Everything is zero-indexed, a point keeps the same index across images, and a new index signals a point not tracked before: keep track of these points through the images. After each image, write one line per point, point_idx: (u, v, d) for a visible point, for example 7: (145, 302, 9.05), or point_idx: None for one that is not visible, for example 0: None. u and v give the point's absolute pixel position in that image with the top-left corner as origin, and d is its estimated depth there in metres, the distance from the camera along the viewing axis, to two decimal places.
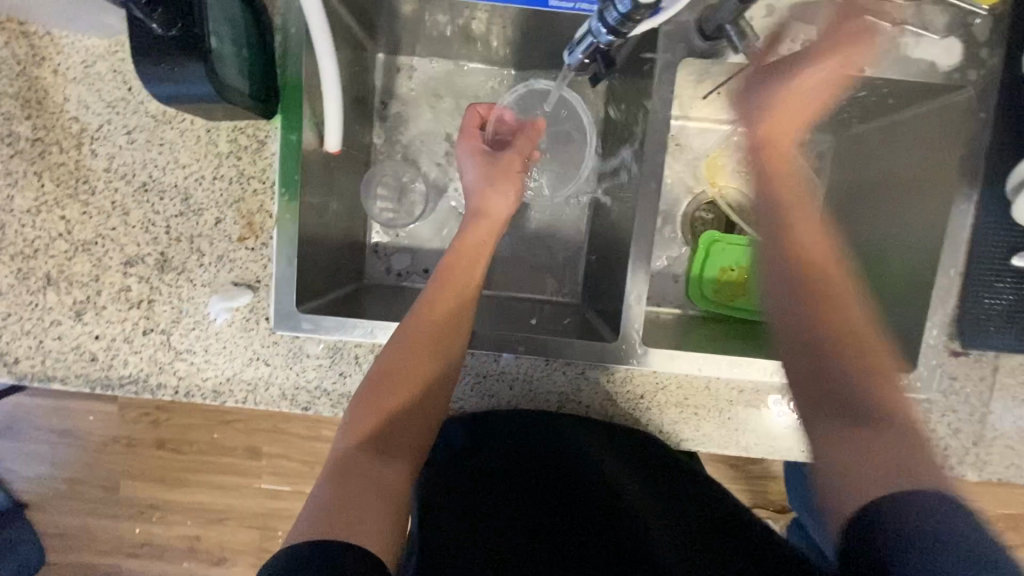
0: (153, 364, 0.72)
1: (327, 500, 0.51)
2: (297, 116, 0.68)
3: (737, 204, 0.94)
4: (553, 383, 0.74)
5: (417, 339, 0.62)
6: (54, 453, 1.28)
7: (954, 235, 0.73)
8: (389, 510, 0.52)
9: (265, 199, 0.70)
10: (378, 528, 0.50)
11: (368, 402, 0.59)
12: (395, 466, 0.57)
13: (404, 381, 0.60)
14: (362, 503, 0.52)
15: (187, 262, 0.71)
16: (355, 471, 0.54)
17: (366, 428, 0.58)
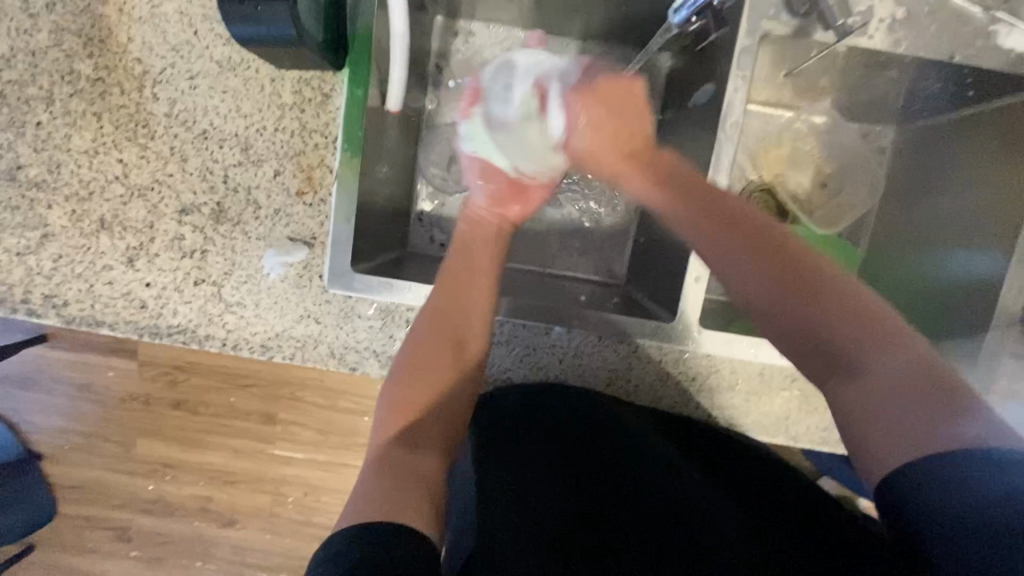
0: (202, 315, 0.72)
1: (369, 486, 0.49)
2: (364, 70, 0.66)
3: (792, 193, 0.92)
4: (604, 360, 0.73)
5: (428, 341, 0.62)
6: (74, 406, 1.28)
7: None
8: (425, 492, 0.50)
9: (327, 155, 0.69)
10: (416, 505, 0.48)
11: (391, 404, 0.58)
12: (426, 460, 0.53)
13: (428, 374, 0.60)
14: (401, 487, 0.49)
15: (243, 214, 0.70)
16: (390, 462, 0.52)
17: (396, 422, 0.56)
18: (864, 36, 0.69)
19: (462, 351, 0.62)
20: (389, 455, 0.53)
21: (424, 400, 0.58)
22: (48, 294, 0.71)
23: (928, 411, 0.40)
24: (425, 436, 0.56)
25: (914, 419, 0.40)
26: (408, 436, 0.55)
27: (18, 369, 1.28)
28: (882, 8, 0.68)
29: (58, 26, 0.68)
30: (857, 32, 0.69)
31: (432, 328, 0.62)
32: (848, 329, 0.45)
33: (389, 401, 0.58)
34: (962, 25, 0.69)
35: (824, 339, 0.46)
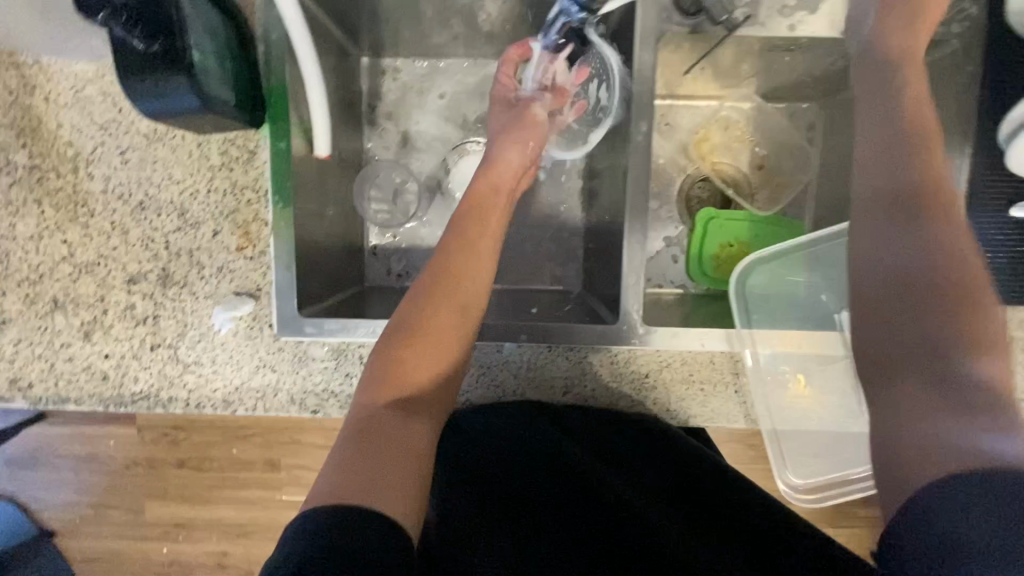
0: (162, 379, 0.74)
1: (349, 456, 0.49)
2: (283, 123, 0.69)
3: (731, 179, 0.94)
4: (557, 370, 0.75)
5: (440, 309, 0.60)
6: (79, 478, 1.30)
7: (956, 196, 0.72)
8: (414, 473, 0.50)
9: (259, 208, 0.71)
10: (403, 487, 0.48)
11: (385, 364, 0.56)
12: (420, 428, 0.53)
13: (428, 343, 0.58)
14: (390, 460, 0.49)
15: (188, 276, 0.72)
16: (376, 431, 0.51)
17: (391, 389, 0.55)
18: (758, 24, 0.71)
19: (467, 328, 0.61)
20: (374, 423, 0.52)
21: (427, 373, 0.57)
22: (12, 378, 0.73)
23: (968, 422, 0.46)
24: (418, 406, 0.55)
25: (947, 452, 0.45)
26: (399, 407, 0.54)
27: (22, 450, 1.30)
28: None
29: None
30: (750, 22, 0.71)
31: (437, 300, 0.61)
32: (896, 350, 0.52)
33: (381, 363, 0.56)
34: None
35: (932, 362, 0.50)
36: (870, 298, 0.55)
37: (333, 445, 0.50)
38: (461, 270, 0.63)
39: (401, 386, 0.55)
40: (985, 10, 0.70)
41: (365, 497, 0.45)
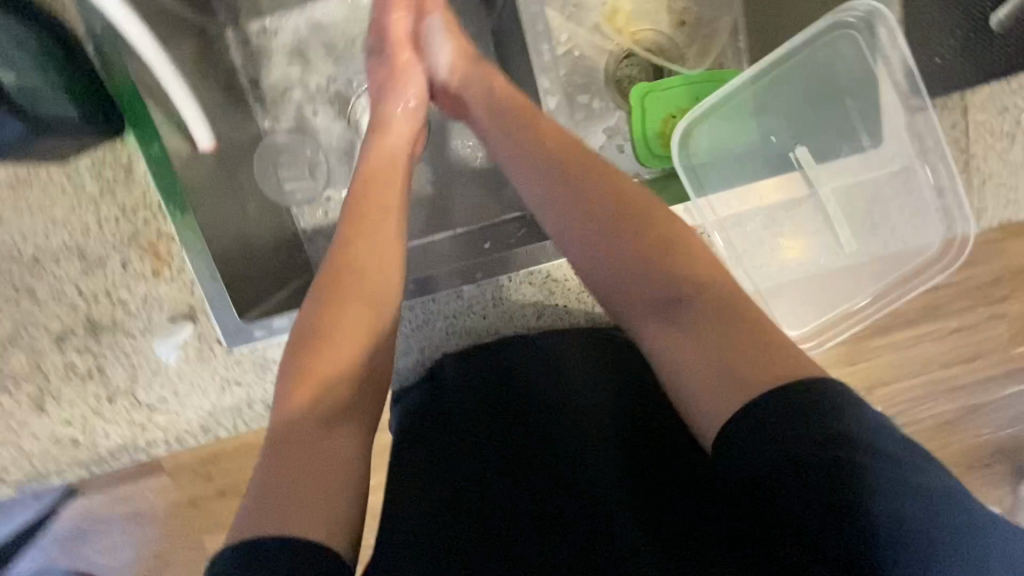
0: (133, 426, 0.71)
1: (265, 486, 0.40)
2: (148, 123, 0.61)
3: (655, 46, 0.86)
4: (524, 299, 0.71)
5: (348, 299, 0.49)
6: None
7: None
8: (344, 491, 0.41)
9: (160, 224, 0.65)
10: (332, 512, 0.40)
11: (292, 369, 0.46)
12: (341, 439, 0.44)
13: (342, 336, 0.47)
14: (313, 484, 0.40)
15: (115, 316, 0.67)
16: (293, 450, 0.42)
17: (304, 393, 0.44)
18: None
19: (386, 311, 0.51)
20: (289, 443, 0.42)
21: (346, 374, 0.46)
22: None
23: (743, 348, 0.40)
24: (341, 411, 0.45)
25: (745, 347, 0.39)
26: (317, 415, 0.44)
27: None
28: None
29: None
30: None
31: (344, 285, 0.50)
32: (628, 262, 0.47)
33: (286, 374, 0.46)
34: None
35: (634, 266, 0.46)
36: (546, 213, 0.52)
37: (252, 470, 0.42)
38: (359, 241, 0.52)
39: (319, 394, 0.45)
40: None
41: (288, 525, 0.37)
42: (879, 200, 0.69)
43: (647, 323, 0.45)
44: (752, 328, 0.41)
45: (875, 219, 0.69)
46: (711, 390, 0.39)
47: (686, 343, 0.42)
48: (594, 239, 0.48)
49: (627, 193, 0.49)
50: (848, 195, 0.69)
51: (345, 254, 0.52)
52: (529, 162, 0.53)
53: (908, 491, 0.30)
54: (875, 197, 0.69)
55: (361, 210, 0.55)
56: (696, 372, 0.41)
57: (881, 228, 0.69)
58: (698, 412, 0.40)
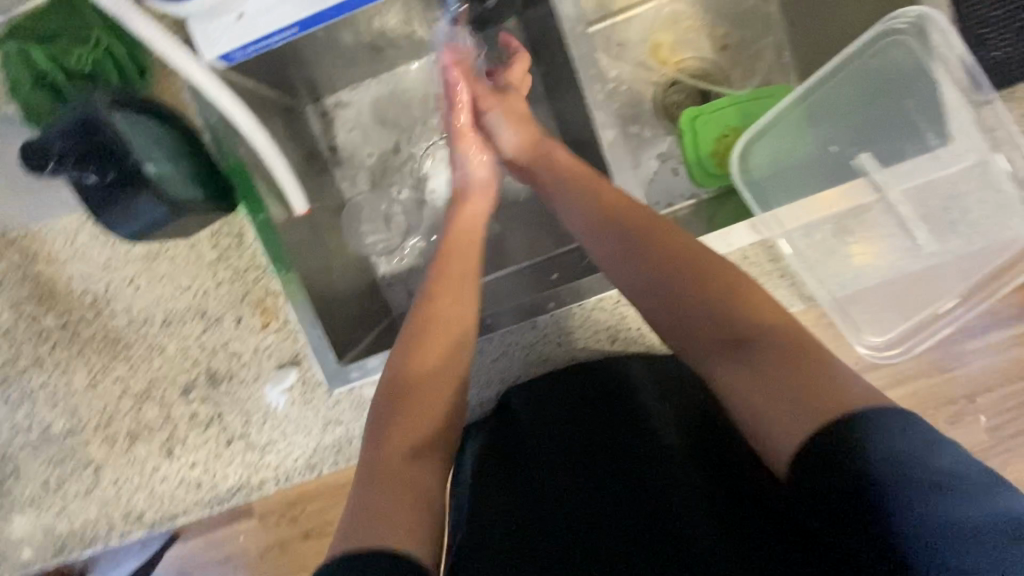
0: (248, 467, 0.78)
1: (361, 505, 0.48)
2: (256, 196, 0.70)
3: (700, 72, 0.90)
4: (597, 324, 0.73)
5: (426, 342, 0.57)
6: None
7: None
8: (426, 516, 0.48)
9: (267, 283, 0.73)
10: (416, 528, 0.47)
11: (389, 398, 0.55)
12: (421, 467, 0.52)
13: (419, 381, 0.55)
14: (401, 505, 0.48)
15: (231, 367, 0.75)
16: (388, 475, 0.50)
17: (395, 432, 0.53)
18: None
19: (462, 356, 0.58)
20: (383, 470, 0.50)
21: (426, 409, 0.55)
22: (124, 513, 0.79)
23: (799, 383, 0.42)
24: (424, 445, 0.53)
25: (803, 380, 0.42)
26: (406, 449, 0.52)
27: None
28: None
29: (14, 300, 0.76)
30: None
31: (425, 332, 0.58)
32: (700, 313, 0.49)
33: (382, 406, 0.55)
34: None
35: (702, 314, 0.49)
36: (610, 254, 0.56)
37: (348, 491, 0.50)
38: (443, 295, 0.61)
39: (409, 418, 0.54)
40: None
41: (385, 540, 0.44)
42: (956, 198, 0.67)
43: (718, 366, 0.47)
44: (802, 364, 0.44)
45: (951, 217, 0.68)
46: (786, 427, 0.41)
47: (744, 376, 0.45)
48: (649, 302, 0.53)
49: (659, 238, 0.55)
50: (920, 197, 0.68)
51: (429, 313, 0.59)
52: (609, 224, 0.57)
53: (934, 494, 0.36)
54: (950, 195, 0.68)
55: (440, 265, 0.64)
56: (750, 408, 0.44)
57: (959, 226, 0.68)
58: (772, 440, 0.42)
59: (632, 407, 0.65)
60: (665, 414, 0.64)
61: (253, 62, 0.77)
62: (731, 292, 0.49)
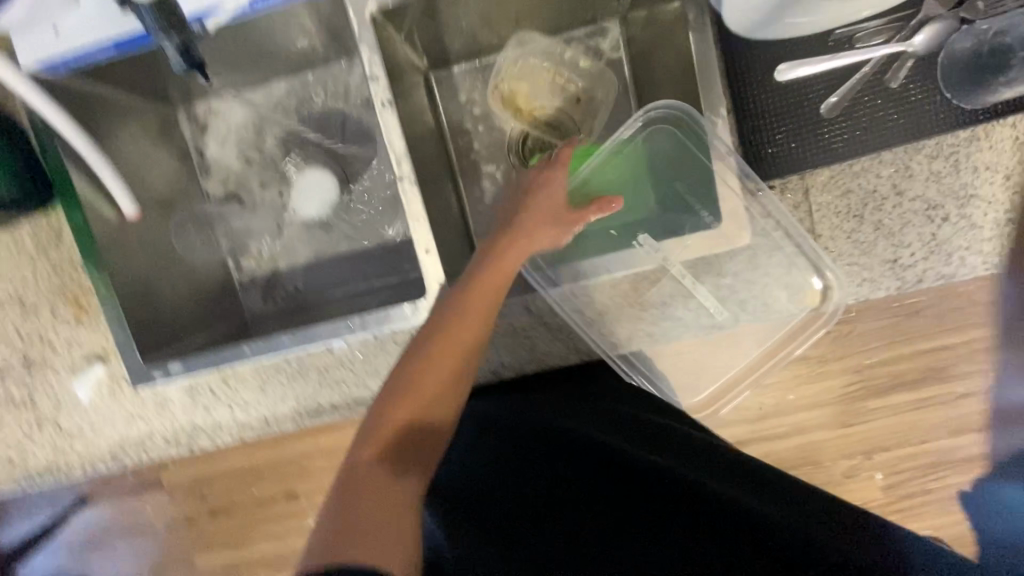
0: (58, 449, 0.82)
1: (339, 501, 0.54)
2: (73, 198, 0.74)
3: (554, 118, 0.92)
4: (389, 357, 0.78)
5: (410, 394, 0.58)
6: None
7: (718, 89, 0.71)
8: (410, 532, 0.53)
9: (80, 280, 0.77)
10: (388, 540, 0.51)
11: (363, 436, 0.58)
12: (409, 480, 0.56)
13: (411, 400, 0.58)
14: (373, 518, 0.52)
15: (45, 356, 0.79)
16: (373, 482, 0.54)
17: (376, 441, 0.57)
18: None
19: (458, 390, 0.61)
20: (365, 481, 0.54)
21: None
22: None
23: None
24: (407, 457, 0.57)
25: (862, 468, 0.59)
26: (388, 458, 0.56)
27: None
28: None
29: None
30: None
31: (411, 407, 0.58)
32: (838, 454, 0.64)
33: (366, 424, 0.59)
34: None
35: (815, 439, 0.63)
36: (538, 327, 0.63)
37: (325, 495, 0.55)
38: (437, 365, 0.59)
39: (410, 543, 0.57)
40: None
41: (366, 554, 0.48)
42: (722, 274, 0.74)
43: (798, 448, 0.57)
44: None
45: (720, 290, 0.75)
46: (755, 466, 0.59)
47: None
48: None
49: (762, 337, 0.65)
50: (692, 271, 0.74)
51: (412, 368, 0.59)
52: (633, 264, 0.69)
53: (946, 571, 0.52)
54: (718, 271, 0.75)
55: (436, 343, 0.60)
56: None
57: (727, 299, 0.75)
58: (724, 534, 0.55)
59: (560, 434, 0.68)
60: (597, 429, 0.68)
61: None
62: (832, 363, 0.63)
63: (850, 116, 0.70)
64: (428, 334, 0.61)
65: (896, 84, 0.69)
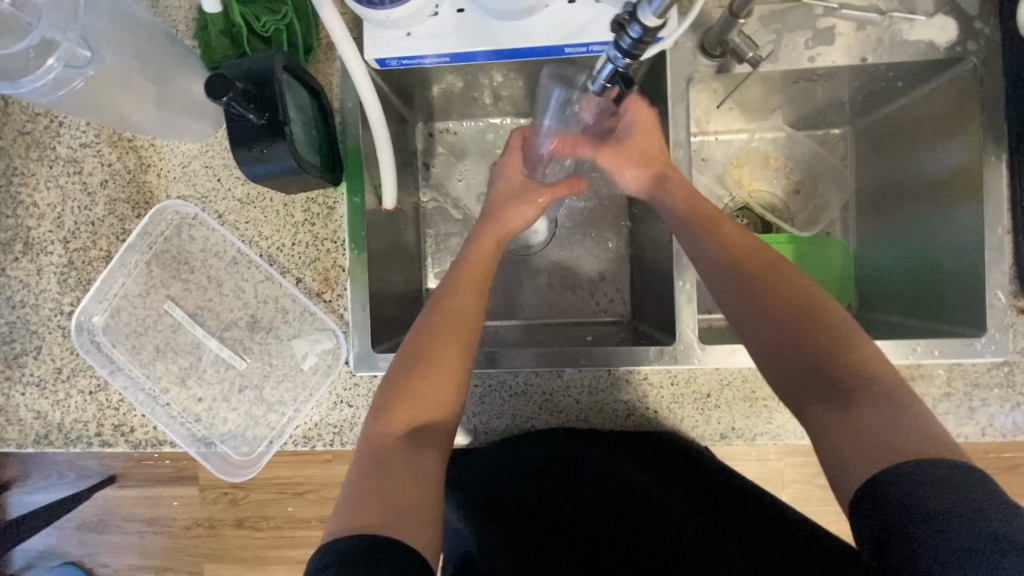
0: (249, 418, 0.80)
1: (357, 493, 0.56)
2: (358, 181, 0.77)
3: (769, 205, 0.98)
4: (618, 394, 0.76)
5: (391, 410, 0.62)
6: (146, 540, 1.55)
7: (989, 225, 0.72)
8: (414, 496, 0.56)
9: (337, 257, 0.78)
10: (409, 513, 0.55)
11: (369, 433, 0.62)
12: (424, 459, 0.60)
13: (396, 468, 0.58)
14: (392, 480, 0.57)
15: (274, 320, 0.79)
16: (381, 469, 0.58)
17: (367, 459, 0.58)
18: (783, 58, 0.74)
19: (406, 475, 0.57)
20: (378, 467, 0.58)
21: (447, 355, 0.66)
22: (117, 423, 0.81)
23: (794, 312, 0.58)
24: (414, 468, 0.58)
25: (822, 376, 0.54)
26: (391, 465, 0.58)
27: (92, 515, 1.55)
28: (796, 30, 0.73)
29: (111, 198, 0.81)
30: (773, 57, 0.74)
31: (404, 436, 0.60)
32: (854, 378, 0.53)
33: (361, 468, 0.58)
34: (865, 28, 0.73)
35: (799, 345, 0.57)
36: (744, 309, 0.60)
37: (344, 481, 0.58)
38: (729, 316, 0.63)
39: (446, 316, 0.69)
40: (997, 29, 0.72)
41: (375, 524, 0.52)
42: (980, 387, 0.72)
43: (819, 407, 0.53)
44: (814, 313, 0.57)
45: (974, 402, 0.72)
46: (805, 346, 0.56)
47: (835, 412, 0.52)
48: (796, 365, 0.56)
49: (733, 236, 0.65)
50: (947, 374, 0.72)
51: (402, 385, 0.64)
52: (751, 294, 0.60)
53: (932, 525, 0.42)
54: (974, 383, 0.72)
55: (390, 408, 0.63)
56: (844, 434, 0.50)
57: (980, 414, 0.72)
58: (841, 468, 0.49)
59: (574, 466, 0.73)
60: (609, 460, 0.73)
61: (392, 72, 0.87)
62: (798, 304, 0.58)
63: None
64: (385, 393, 0.64)
65: None
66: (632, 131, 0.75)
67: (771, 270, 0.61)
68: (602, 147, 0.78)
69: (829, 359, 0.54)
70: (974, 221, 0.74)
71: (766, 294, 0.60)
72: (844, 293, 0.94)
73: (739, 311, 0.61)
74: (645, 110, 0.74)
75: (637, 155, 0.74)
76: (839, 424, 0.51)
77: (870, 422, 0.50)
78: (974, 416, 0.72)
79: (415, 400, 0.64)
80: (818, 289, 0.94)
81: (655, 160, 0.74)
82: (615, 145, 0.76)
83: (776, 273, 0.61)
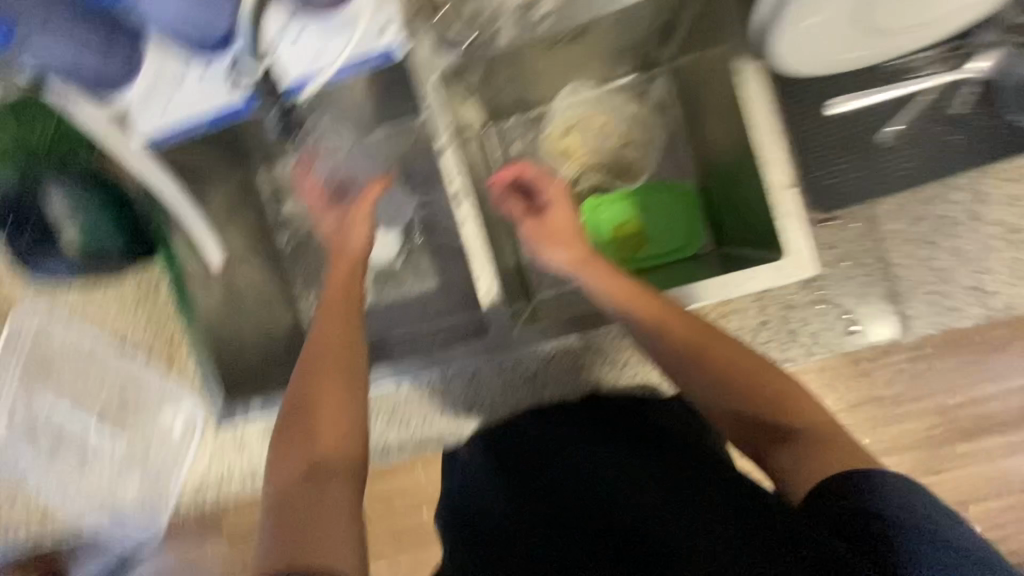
0: (146, 487, 0.87)
1: (276, 538, 0.50)
2: (171, 252, 0.82)
3: (604, 162, 0.95)
4: (455, 393, 0.79)
5: (291, 451, 0.58)
6: None
7: (761, 140, 0.69)
8: (342, 517, 0.52)
9: (176, 327, 0.84)
10: (340, 537, 0.50)
11: (276, 477, 0.57)
12: (336, 485, 0.56)
13: (306, 504, 0.53)
14: (310, 513, 0.52)
15: (141, 396, 0.86)
16: (292, 510, 0.53)
17: (276, 506, 0.54)
18: None
19: (324, 505, 0.53)
20: (289, 505, 0.53)
21: (324, 381, 0.62)
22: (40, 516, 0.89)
23: (721, 378, 0.55)
24: (328, 496, 0.54)
25: (767, 431, 0.53)
26: (300, 497, 0.54)
27: None
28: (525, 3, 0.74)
29: None
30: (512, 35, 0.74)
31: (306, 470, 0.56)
32: (794, 423, 0.52)
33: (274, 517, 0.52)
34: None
35: (736, 404, 0.54)
36: (684, 372, 0.57)
37: (258, 536, 0.52)
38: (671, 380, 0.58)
39: (317, 346, 0.65)
40: None
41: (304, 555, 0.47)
42: (794, 307, 0.70)
43: (775, 454, 0.51)
44: (745, 372, 0.55)
45: (793, 324, 0.71)
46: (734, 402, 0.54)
47: (791, 458, 0.50)
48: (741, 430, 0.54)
49: (655, 308, 0.59)
50: (760, 303, 0.71)
51: (296, 414, 0.60)
52: (683, 364, 0.56)
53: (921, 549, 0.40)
54: (789, 305, 0.71)
55: (288, 440, 0.59)
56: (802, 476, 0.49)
57: (802, 334, 0.70)
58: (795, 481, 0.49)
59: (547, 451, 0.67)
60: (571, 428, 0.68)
61: None
62: (705, 356, 0.56)
63: (915, 142, 0.69)
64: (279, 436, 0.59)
65: (958, 112, 0.69)
66: (552, 206, 0.71)
67: (689, 325, 0.58)
68: (526, 217, 0.71)
69: (763, 410, 0.53)
70: (754, 139, 0.71)
71: (687, 358, 0.56)
72: (695, 230, 0.92)
73: (675, 380, 0.58)
74: (522, 165, 0.72)
75: (543, 221, 0.70)
76: (796, 450, 0.50)
77: (820, 448, 0.49)
78: (796, 338, 0.71)
79: (305, 434, 0.59)
80: (668, 233, 0.92)
81: (569, 220, 0.69)
82: (540, 218, 0.70)
83: (689, 323, 0.58)
